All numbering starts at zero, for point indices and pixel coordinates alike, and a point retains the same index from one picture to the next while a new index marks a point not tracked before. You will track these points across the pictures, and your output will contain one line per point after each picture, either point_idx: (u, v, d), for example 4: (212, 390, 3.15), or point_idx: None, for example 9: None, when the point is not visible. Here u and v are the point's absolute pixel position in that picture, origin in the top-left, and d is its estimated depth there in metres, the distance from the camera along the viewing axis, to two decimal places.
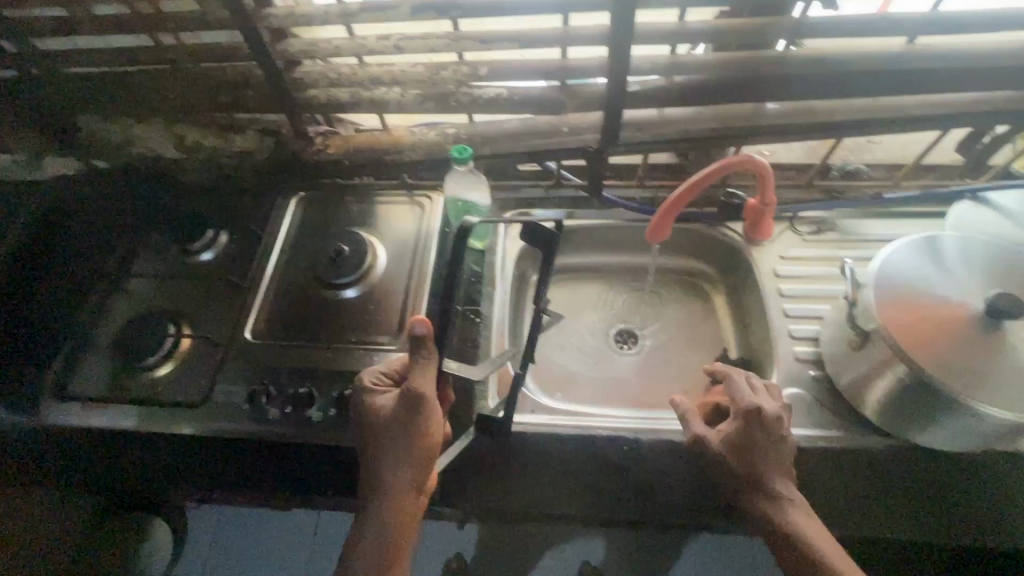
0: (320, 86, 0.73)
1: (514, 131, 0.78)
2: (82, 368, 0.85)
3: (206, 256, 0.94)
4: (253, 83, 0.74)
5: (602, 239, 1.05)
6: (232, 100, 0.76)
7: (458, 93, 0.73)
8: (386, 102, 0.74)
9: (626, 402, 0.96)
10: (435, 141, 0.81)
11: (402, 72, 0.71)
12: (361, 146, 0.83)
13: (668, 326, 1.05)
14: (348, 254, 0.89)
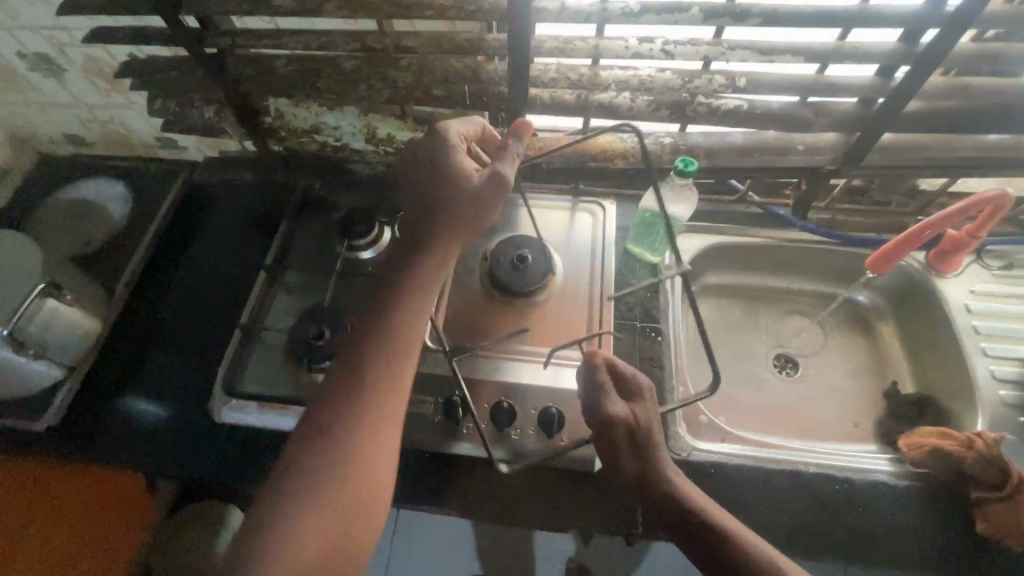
0: (554, 87, 0.68)
1: (740, 145, 0.74)
2: (250, 363, 0.81)
3: (368, 255, 0.89)
4: (481, 79, 0.69)
5: (766, 259, 1.02)
6: (446, 95, 0.71)
7: (695, 102, 0.68)
8: (616, 108, 0.70)
9: (790, 430, 0.94)
10: (649, 151, 0.76)
11: (649, 79, 0.67)
12: (563, 150, 0.79)
13: (830, 353, 1.01)
14: (531, 262, 0.85)
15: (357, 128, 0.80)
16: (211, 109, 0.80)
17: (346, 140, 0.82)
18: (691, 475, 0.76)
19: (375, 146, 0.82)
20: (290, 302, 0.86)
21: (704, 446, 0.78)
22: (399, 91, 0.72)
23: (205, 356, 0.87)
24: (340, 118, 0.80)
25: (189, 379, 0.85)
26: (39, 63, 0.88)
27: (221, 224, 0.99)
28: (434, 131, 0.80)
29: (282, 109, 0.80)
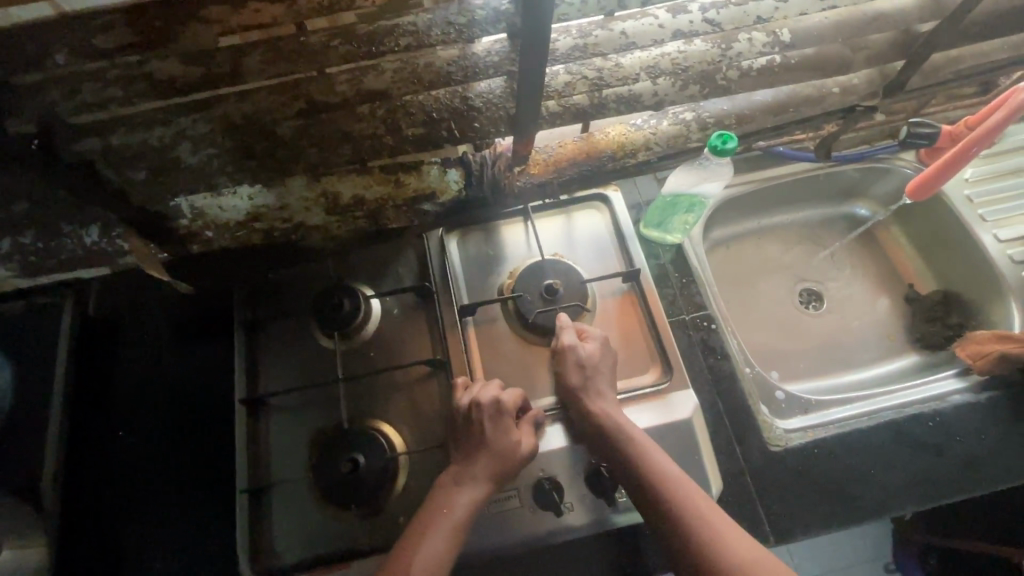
0: (568, 94, 0.54)
1: (773, 103, 0.63)
2: (275, 521, 0.65)
3: (366, 335, 0.73)
4: (472, 105, 0.52)
5: (765, 199, 0.97)
6: (426, 134, 0.53)
7: (726, 69, 0.56)
8: (640, 99, 0.57)
9: (838, 364, 0.93)
10: (675, 133, 0.64)
11: (680, 56, 0.54)
12: (573, 158, 0.65)
13: (846, 274, 1.00)
14: (561, 289, 0.72)
15: (309, 200, 0.60)
16: (93, 230, 0.56)
17: (297, 218, 0.61)
18: (799, 463, 0.71)
19: (340, 216, 0.62)
20: (291, 431, 0.68)
21: (791, 426, 0.74)
22: (365, 145, 0.53)
23: (207, 526, 0.69)
24: (282, 194, 0.59)
25: (197, 562, 0.67)
26: None
27: (155, 350, 0.77)
28: (412, 177, 0.61)
29: (200, 204, 0.58)
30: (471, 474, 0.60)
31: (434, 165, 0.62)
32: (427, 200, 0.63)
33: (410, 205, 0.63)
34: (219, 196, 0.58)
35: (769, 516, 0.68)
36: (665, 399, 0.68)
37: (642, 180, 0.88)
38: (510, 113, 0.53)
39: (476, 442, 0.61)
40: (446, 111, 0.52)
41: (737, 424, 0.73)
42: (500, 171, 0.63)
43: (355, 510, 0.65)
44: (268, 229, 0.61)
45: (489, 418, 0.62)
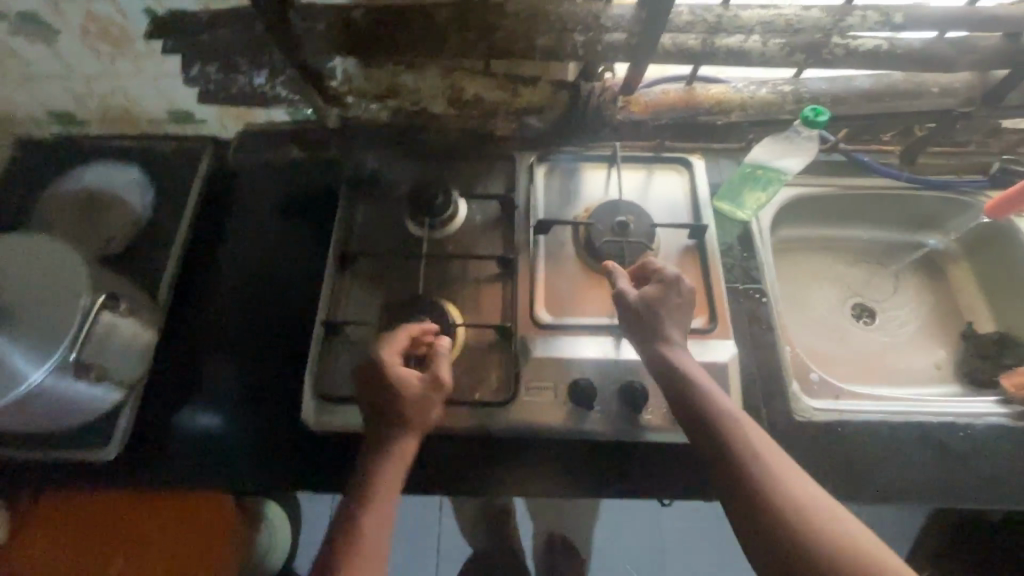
0: (686, 33, 0.61)
1: (868, 90, 0.69)
2: (340, 359, 0.73)
3: (447, 229, 0.81)
4: (601, 25, 0.61)
5: (838, 208, 0.99)
6: (555, 45, 0.62)
7: (831, 43, 0.61)
8: (745, 56, 0.62)
9: (878, 378, 0.94)
10: (770, 101, 0.70)
11: (795, 19, 0.60)
12: (672, 104, 0.72)
13: (903, 299, 1.02)
14: (632, 226, 0.78)
15: (438, 90, 0.70)
16: (262, 75, 0.67)
17: (424, 105, 0.71)
18: (819, 437, 0.74)
19: (459, 110, 0.71)
20: (368, 290, 0.77)
21: (818, 405, 0.76)
22: (501, 45, 0.62)
23: (274, 355, 0.78)
24: (419, 78, 0.69)
25: (259, 384, 0.76)
26: (19, 23, 0.72)
27: (261, 204, 0.88)
28: (529, 89, 0.70)
29: (351, 71, 0.69)
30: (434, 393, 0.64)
31: (549, 84, 0.71)
32: (533, 113, 0.72)
33: (520, 114, 0.72)
34: (370, 68, 0.69)
35: None
36: (706, 342, 0.73)
37: (726, 160, 0.92)
38: (634, 40, 0.61)
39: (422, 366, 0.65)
40: (580, 26, 0.61)
41: (767, 390, 0.76)
42: (605, 102, 0.70)
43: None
44: (398, 107, 0.71)
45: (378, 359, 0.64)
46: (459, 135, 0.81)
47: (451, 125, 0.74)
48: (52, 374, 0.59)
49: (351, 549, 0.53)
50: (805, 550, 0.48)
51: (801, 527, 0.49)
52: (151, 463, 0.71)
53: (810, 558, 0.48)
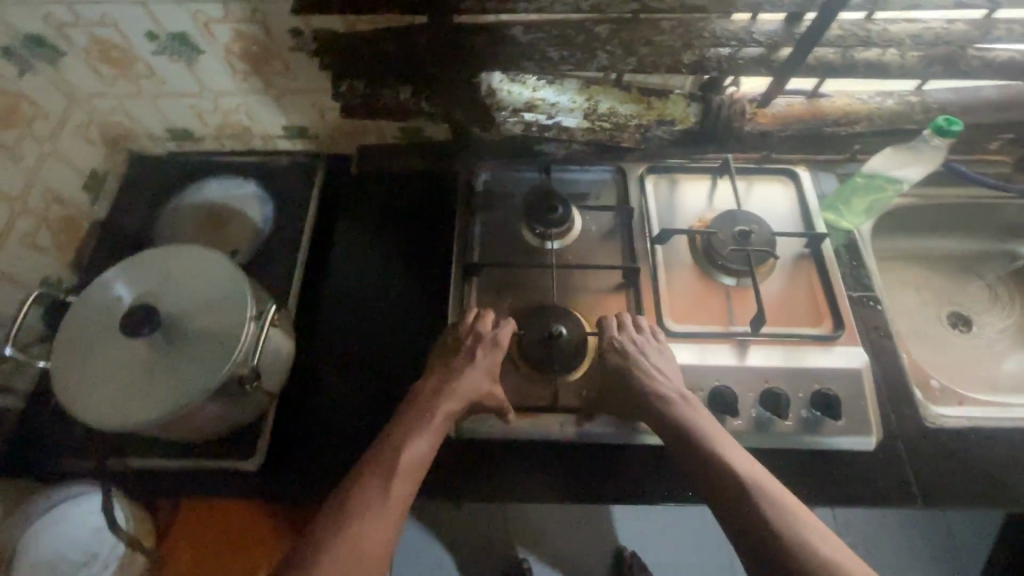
0: (830, 46, 0.65)
1: (997, 99, 0.74)
2: None
3: (565, 240, 0.83)
4: (753, 37, 0.65)
5: (934, 217, 1.00)
6: (699, 60, 0.65)
7: (967, 55, 0.65)
8: (885, 67, 0.66)
9: (982, 385, 0.95)
10: (897, 110, 0.74)
11: (943, 32, 0.64)
12: (798, 116, 0.75)
13: (996, 308, 1.02)
14: (753, 235, 0.80)
15: (577, 103, 0.73)
16: (407, 91, 0.69)
17: (559, 118, 0.73)
18: (951, 443, 0.74)
19: (593, 121, 0.74)
20: (494, 300, 0.79)
21: (948, 411, 0.76)
22: (648, 60, 0.65)
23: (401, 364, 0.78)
24: (558, 92, 0.72)
25: (388, 396, 0.75)
26: (168, 43, 0.74)
27: (374, 216, 0.90)
28: (662, 102, 0.75)
29: (495, 84, 0.70)
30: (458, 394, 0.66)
31: (678, 95, 0.75)
32: (665, 125, 0.76)
33: (653, 125, 0.76)
34: (513, 82, 0.70)
35: (917, 480, 0.71)
36: (834, 349, 0.75)
37: (825, 175, 0.92)
38: (782, 54, 0.66)
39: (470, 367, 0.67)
40: (732, 40, 0.64)
41: (894, 396, 0.77)
42: (735, 114, 0.74)
43: (524, 371, 0.75)
44: (534, 119, 0.72)
45: (491, 347, 0.69)
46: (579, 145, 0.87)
47: (581, 140, 0.76)
48: (216, 385, 0.59)
49: (371, 511, 0.56)
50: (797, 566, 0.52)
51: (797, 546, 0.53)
52: (287, 474, 0.70)
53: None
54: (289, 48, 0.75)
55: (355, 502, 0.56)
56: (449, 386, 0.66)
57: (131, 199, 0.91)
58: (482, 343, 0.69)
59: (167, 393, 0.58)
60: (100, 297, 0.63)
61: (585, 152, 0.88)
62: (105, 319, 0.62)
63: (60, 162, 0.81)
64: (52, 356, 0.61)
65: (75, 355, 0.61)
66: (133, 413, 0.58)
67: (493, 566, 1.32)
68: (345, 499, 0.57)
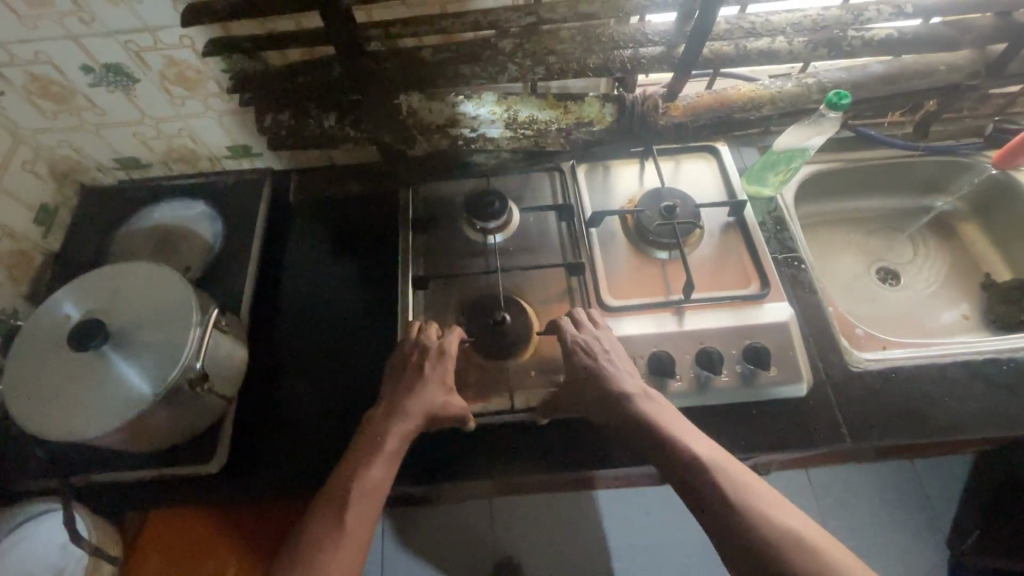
0: (723, 40, 0.71)
1: (883, 74, 0.79)
2: None
3: (503, 232, 0.87)
4: (650, 38, 0.69)
5: (852, 181, 1.06)
6: (604, 63, 0.69)
7: (848, 37, 0.71)
8: (775, 55, 0.71)
9: (912, 332, 1.01)
10: (797, 93, 0.80)
11: (819, 17, 0.71)
12: (709, 105, 0.80)
13: (921, 261, 1.09)
14: (679, 209, 0.85)
15: (497, 114, 0.76)
16: (331, 116, 0.73)
17: (483, 129, 0.77)
18: (875, 384, 0.79)
19: (515, 130, 0.78)
20: (438, 292, 0.83)
21: (869, 355, 0.82)
22: (555, 67, 0.69)
23: (353, 362, 0.81)
24: (478, 106, 0.76)
25: (344, 391, 0.78)
26: (103, 74, 0.78)
27: (322, 226, 0.93)
28: (578, 106, 0.78)
29: (416, 104, 0.73)
30: (405, 412, 0.66)
31: (595, 96, 0.79)
32: (584, 126, 0.79)
33: (574, 128, 0.79)
34: (431, 101, 0.74)
35: (845, 420, 0.76)
36: (763, 307, 0.80)
37: (747, 149, 1.00)
38: (679, 50, 0.70)
39: (420, 382, 0.69)
40: (630, 42, 0.69)
41: (822, 347, 0.82)
42: (648, 109, 0.78)
43: (474, 362, 0.77)
44: (460, 133, 0.76)
45: (438, 357, 0.71)
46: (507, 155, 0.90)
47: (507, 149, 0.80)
48: (166, 390, 0.62)
49: (328, 544, 0.57)
50: (769, 554, 0.52)
51: (773, 549, 0.52)
52: (249, 473, 0.73)
53: (767, 560, 0.52)
54: (220, 70, 0.79)
55: (312, 534, 0.57)
56: (400, 404, 0.67)
57: (84, 229, 0.94)
58: (426, 356, 0.71)
59: (120, 401, 0.61)
60: (46, 318, 0.66)
61: (513, 160, 0.92)
62: (52, 338, 0.64)
63: (8, 198, 0.83)
64: (3, 382, 0.63)
65: (25, 376, 0.63)
66: (88, 423, 0.60)
67: (481, 561, 1.34)
68: (304, 531, 0.58)
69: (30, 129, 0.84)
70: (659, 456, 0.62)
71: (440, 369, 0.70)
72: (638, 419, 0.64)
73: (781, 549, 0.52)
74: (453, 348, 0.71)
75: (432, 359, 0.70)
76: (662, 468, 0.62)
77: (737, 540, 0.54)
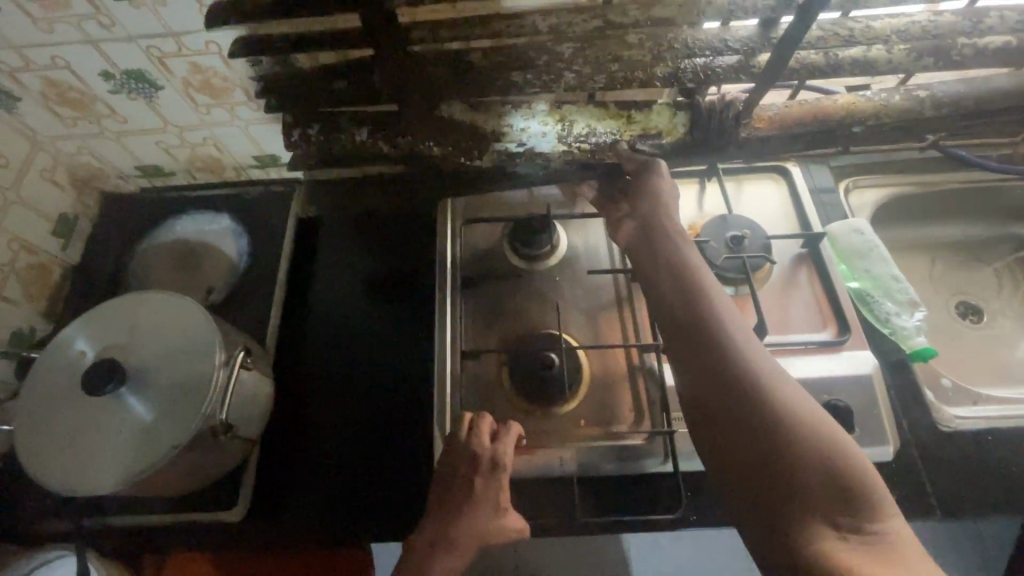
0: (811, 47, 0.64)
1: (999, 89, 0.69)
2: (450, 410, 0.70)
3: (548, 261, 0.80)
4: (730, 46, 0.62)
5: (933, 206, 0.96)
6: (674, 72, 0.62)
7: (960, 45, 0.63)
8: (872, 65, 0.64)
9: (999, 377, 0.91)
10: (904, 107, 0.68)
11: (930, 24, 0.63)
12: (795, 119, 0.69)
13: (1006, 296, 0.99)
14: (747, 240, 0.77)
15: (549, 125, 0.67)
16: (366, 130, 0.65)
17: (532, 144, 0.67)
18: (969, 447, 0.70)
19: (568, 143, 0.68)
20: (476, 327, 0.76)
21: (961, 412, 0.72)
22: (619, 75, 0.62)
23: (381, 402, 0.74)
24: (528, 118, 0.67)
25: (375, 432, 0.72)
26: (124, 81, 0.72)
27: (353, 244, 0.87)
28: (645, 113, 0.68)
29: (455, 113, 0.66)
30: (451, 545, 0.59)
31: (666, 106, 0.68)
32: (650, 139, 0.68)
33: (636, 142, 0.69)
34: (475, 112, 0.66)
35: (934, 488, 0.67)
36: (841, 355, 0.71)
37: (816, 167, 0.93)
38: (761, 60, 0.62)
39: (467, 504, 0.61)
40: (705, 49, 0.62)
41: (909, 402, 0.73)
42: (731, 119, 0.66)
43: (518, 407, 0.71)
44: (504, 148, 0.67)
45: (490, 472, 0.62)
46: (556, 169, 0.75)
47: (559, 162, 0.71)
48: (188, 441, 0.56)
49: None
50: (790, 458, 0.50)
51: (798, 461, 0.50)
52: (274, 522, 0.67)
53: (777, 460, 0.51)
54: (248, 78, 0.72)
55: None
56: (448, 535, 0.59)
57: (104, 240, 0.89)
58: (477, 472, 0.61)
59: (135, 452, 0.56)
60: (61, 356, 0.61)
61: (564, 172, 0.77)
62: (64, 380, 0.59)
63: (25, 210, 0.79)
64: (15, 423, 0.58)
65: (37, 420, 0.58)
66: (105, 475, 0.55)
67: None
68: None
69: (50, 136, 0.79)
70: (686, 337, 0.60)
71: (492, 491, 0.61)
72: (682, 289, 0.63)
73: (805, 462, 0.50)
74: (509, 462, 0.62)
75: (480, 478, 0.62)
76: (691, 342, 0.60)
77: (763, 437, 0.52)
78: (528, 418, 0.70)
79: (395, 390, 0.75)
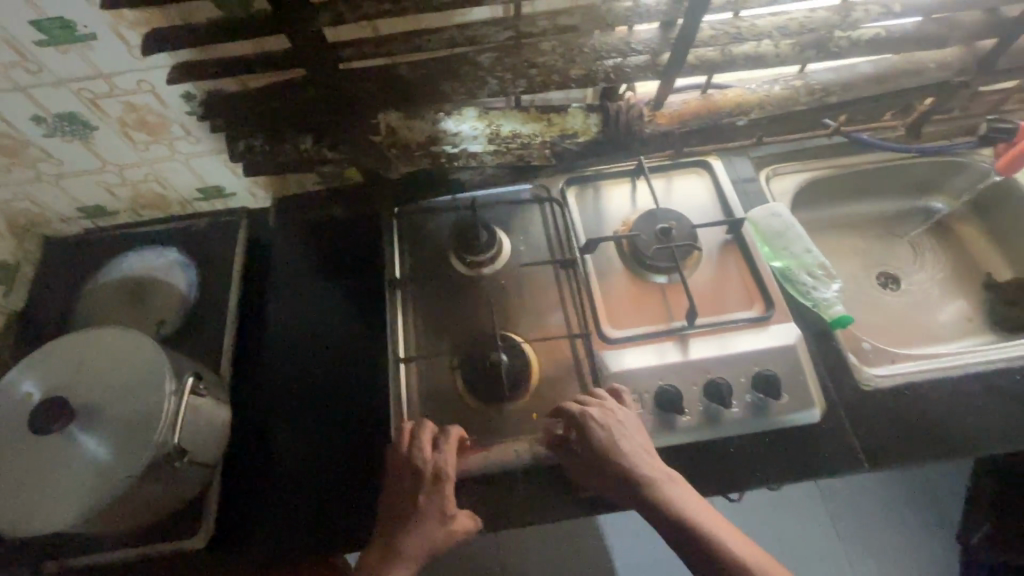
0: (708, 46, 0.69)
1: (873, 72, 0.77)
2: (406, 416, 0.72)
3: (492, 265, 0.83)
4: (634, 49, 0.66)
5: (847, 186, 1.04)
6: (586, 73, 0.67)
7: (836, 38, 0.70)
8: (761, 57, 0.70)
9: (918, 338, 0.99)
10: (787, 96, 0.76)
11: (807, 20, 0.68)
12: (696, 111, 0.75)
13: (920, 264, 1.07)
14: (674, 230, 0.82)
15: (479, 129, 0.71)
16: (308, 138, 0.67)
17: (465, 146, 0.72)
18: (888, 402, 0.76)
19: (499, 144, 0.73)
20: (427, 335, 0.79)
21: (879, 371, 0.79)
22: (538, 81, 0.66)
23: (340, 417, 0.76)
24: (459, 122, 0.70)
25: (334, 446, 0.74)
26: (56, 124, 0.73)
27: (303, 266, 0.89)
28: (561, 116, 0.73)
29: (395, 124, 0.68)
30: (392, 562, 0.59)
31: (579, 108, 0.74)
32: (568, 138, 0.74)
33: (559, 140, 0.74)
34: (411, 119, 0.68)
35: (860, 443, 0.73)
36: (768, 329, 0.77)
37: (738, 157, 1.00)
38: (663, 60, 0.68)
39: (410, 520, 0.61)
40: (613, 52, 0.66)
41: (832, 366, 0.79)
42: (633, 117, 0.73)
43: (472, 407, 0.74)
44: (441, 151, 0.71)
45: (433, 485, 0.62)
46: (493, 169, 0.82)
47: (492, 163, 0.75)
48: (141, 471, 0.57)
49: None
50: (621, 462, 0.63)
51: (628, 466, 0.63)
52: (240, 544, 0.68)
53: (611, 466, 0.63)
54: (183, 114, 0.74)
55: None
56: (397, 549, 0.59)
57: (49, 284, 0.88)
58: (421, 486, 0.62)
59: (88, 489, 0.57)
60: (6, 401, 0.61)
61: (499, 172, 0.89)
62: (12, 424, 0.59)
63: None
64: None
65: None
66: (59, 512, 0.56)
67: None
68: None
69: None
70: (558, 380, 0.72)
71: (435, 504, 0.62)
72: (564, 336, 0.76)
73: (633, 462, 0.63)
74: (452, 475, 0.63)
75: (422, 492, 0.62)
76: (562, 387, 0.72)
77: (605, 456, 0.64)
78: (483, 416, 0.73)
79: (352, 404, 0.77)
